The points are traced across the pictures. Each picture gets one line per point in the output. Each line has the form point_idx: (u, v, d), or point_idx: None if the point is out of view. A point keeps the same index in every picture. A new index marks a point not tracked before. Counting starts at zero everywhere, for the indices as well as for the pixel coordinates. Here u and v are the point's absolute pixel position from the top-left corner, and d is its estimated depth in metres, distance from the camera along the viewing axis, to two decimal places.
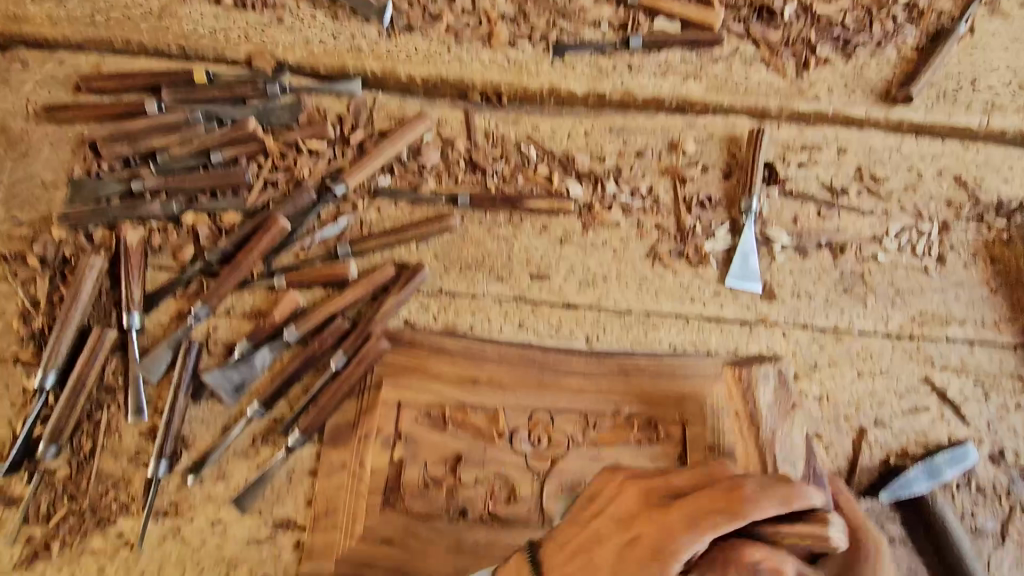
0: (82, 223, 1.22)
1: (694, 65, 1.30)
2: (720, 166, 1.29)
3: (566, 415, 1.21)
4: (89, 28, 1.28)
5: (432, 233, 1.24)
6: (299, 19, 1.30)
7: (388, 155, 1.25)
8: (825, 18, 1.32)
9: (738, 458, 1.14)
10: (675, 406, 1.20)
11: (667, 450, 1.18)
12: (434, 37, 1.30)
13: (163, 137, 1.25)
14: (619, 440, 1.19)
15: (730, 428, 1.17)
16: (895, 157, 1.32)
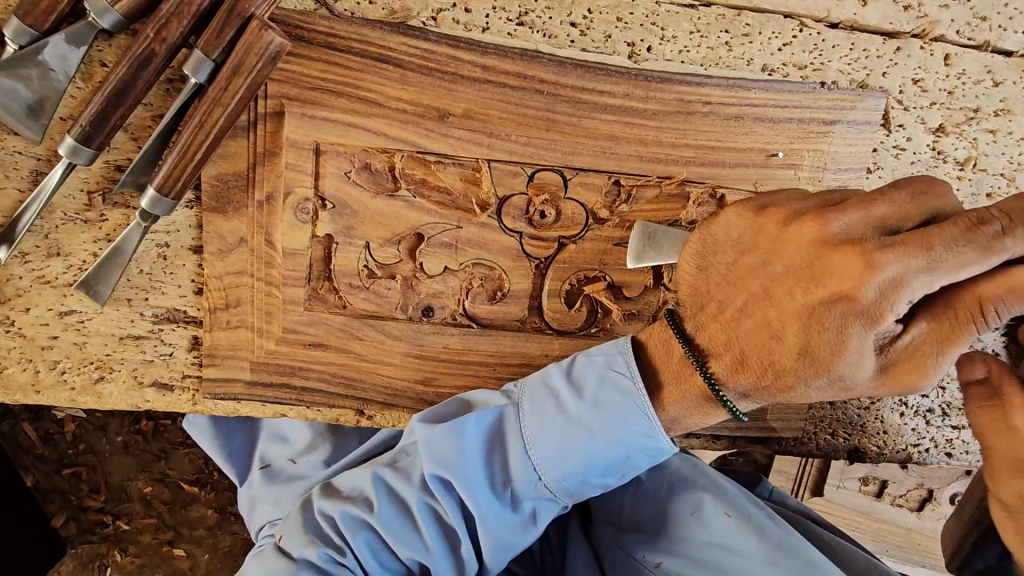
0: (140, 355, 1.09)
1: (830, 161, 1.08)
2: (925, 207, 0.81)
3: (767, 334, 0.87)
4: (0, 89, 0.91)
5: (518, 366, 1.09)
6: (344, 104, 0.96)
7: (510, 251, 1.03)
8: (983, 112, 1.10)
9: (933, 362, 0.82)
10: (953, 258, 0.75)
11: (921, 358, 0.82)
12: (539, 127, 1.00)
13: (198, 233, 1.03)
14: (847, 352, 0.81)
15: (927, 337, 0.82)
16: (1000, 157, 1.13)
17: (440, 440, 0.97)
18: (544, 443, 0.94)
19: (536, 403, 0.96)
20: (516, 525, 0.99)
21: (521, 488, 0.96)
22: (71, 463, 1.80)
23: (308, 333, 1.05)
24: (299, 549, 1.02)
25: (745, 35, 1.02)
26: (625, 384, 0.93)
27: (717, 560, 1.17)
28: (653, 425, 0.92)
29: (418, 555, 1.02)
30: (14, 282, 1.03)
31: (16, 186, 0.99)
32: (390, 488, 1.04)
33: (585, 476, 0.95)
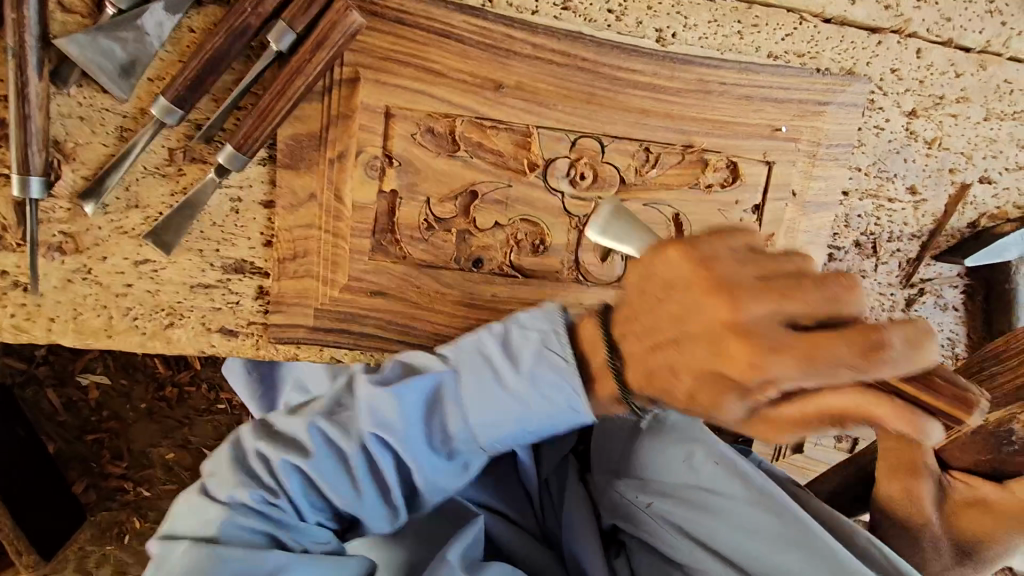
0: (207, 302, 1.17)
1: (821, 135, 1.26)
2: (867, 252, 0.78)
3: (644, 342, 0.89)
4: (98, 48, 0.99)
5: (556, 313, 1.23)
6: (410, 75, 1.08)
7: (554, 210, 1.18)
8: (947, 99, 1.30)
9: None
10: (777, 327, 0.69)
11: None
12: (581, 99, 1.14)
13: (271, 187, 1.13)
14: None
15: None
16: (960, 138, 1.33)
17: (377, 398, 0.99)
18: (471, 412, 0.96)
19: (472, 371, 0.95)
20: (446, 479, 1.04)
21: (431, 443, 0.99)
22: (93, 429, 1.84)
23: (370, 281, 1.16)
24: (228, 491, 1.02)
25: (754, 25, 1.18)
26: (562, 361, 0.91)
27: (702, 501, 1.17)
28: (582, 399, 0.91)
29: (350, 503, 1.04)
30: (94, 232, 1.11)
31: (102, 141, 1.07)
32: (328, 441, 1.04)
33: (503, 439, 0.97)
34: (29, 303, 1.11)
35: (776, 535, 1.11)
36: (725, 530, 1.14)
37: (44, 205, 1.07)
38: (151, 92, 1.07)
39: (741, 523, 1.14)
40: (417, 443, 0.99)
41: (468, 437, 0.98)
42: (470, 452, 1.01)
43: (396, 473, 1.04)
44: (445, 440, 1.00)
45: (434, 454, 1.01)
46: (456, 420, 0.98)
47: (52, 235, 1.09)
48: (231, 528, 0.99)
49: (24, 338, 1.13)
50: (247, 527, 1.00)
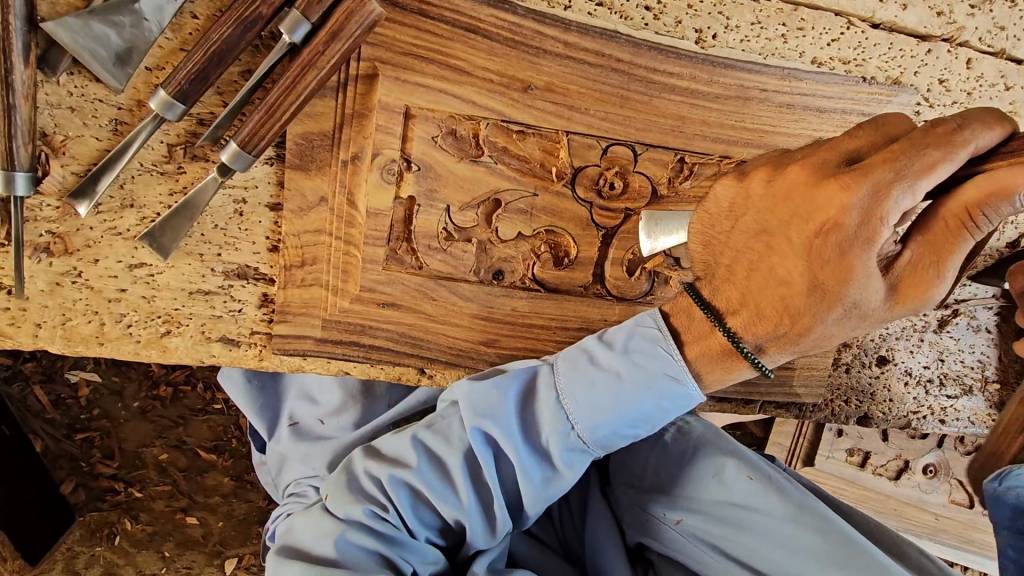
0: (209, 309, 1.10)
1: None
2: (886, 131, 0.84)
3: (775, 285, 0.91)
4: (90, 34, 0.89)
5: (578, 330, 1.16)
6: (434, 72, 0.99)
7: (580, 221, 1.10)
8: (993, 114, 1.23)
9: (935, 275, 0.83)
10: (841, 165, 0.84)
11: (922, 273, 0.84)
12: (614, 103, 1.06)
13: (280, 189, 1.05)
14: (854, 277, 0.84)
15: (922, 252, 0.84)
16: None
17: (482, 396, 1.01)
18: (577, 398, 0.98)
19: (570, 361, 1.01)
20: (554, 482, 1.02)
21: (556, 439, 0.98)
22: (82, 428, 1.76)
23: (384, 292, 1.09)
24: (345, 507, 1.01)
25: (800, 28, 1.10)
26: (653, 335, 0.99)
27: (736, 519, 1.11)
28: (681, 370, 0.96)
29: (458, 515, 1.02)
30: (85, 232, 1.02)
31: (94, 135, 0.98)
32: (431, 451, 1.04)
33: (617, 428, 0.98)
34: (13, 308, 1.03)
35: (815, 556, 1.04)
36: (761, 549, 1.08)
37: (30, 202, 0.99)
38: (149, 83, 0.98)
39: (778, 542, 1.07)
40: (512, 440, 0.99)
41: (562, 428, 0.99)
42: (552, 448, 0.99)
43: (503, 473, 1.03)
44: (549, 436, 1.00)
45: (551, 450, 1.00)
46: (557, 412, 0.99)
47: (39, 235, 1.01)
48: (347, 545, 0.99)
49: (8, 344, 1.05)
50: (361, 545, 0.99)
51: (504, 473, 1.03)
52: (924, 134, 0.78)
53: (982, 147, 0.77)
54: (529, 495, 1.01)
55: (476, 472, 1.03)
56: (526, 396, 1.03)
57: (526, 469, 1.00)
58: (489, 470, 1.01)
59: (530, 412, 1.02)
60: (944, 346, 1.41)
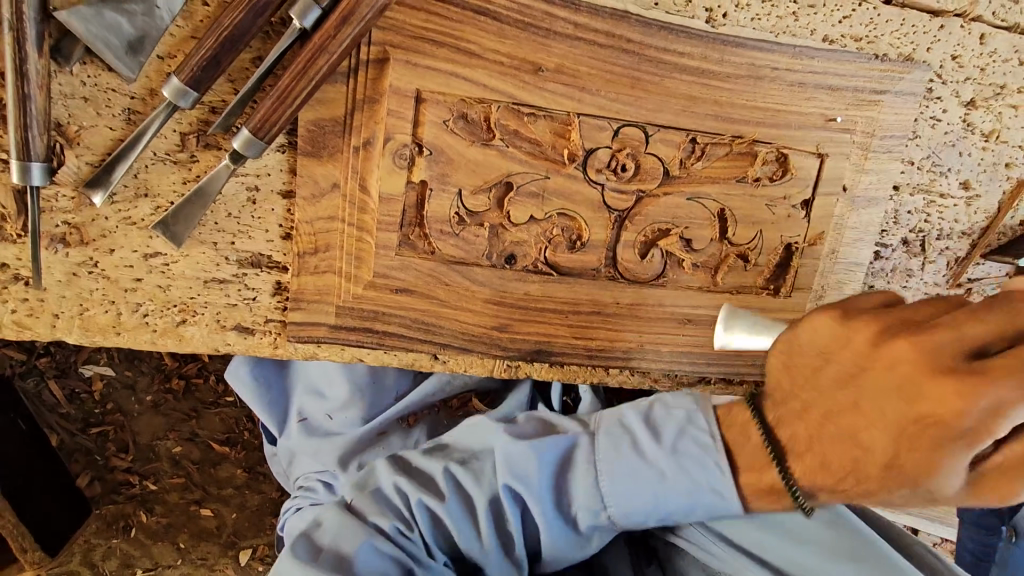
0: (222, 298, 1.10)
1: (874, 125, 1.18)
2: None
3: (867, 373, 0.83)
4: (103, 23, 0.90)
5: (590, 313, 1.17)
6: (444, 56, 0.99)
7: (591, 204, 1.10)
8: (1006, 90, 1.22)
9: (960, 400, 0.74)
10: None
11: (1007, 374, 0.73)
12: (625, 84, 1.06)
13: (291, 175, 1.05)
14: (965, 388, 0.75)
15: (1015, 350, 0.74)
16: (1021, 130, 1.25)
17: (521, 455, 1.01)
18: (618, 487, 0.96)
19: (612, 442, 0.98)
20: (579, 546, 1.02)
21: (586, 517, 0.98)
22: (98, 422, 1.78)
23: (396, 279, 1.09)
24: (373, 517, 1.02)
25: (811, 5, 1.10)
26: (705, 441, 0.94)
27: None
28: (727, 487, 0.92)
29: (479, 555, 1.02)
30: (100, 223, 1.03)
31: (108, 125, 0.99)
32: (463, 491, 1.05)
33: (653, 514, 0.96)
34: (31, 298, 1.04)
35: (825, 547, 1.04)
36: (768, 538, 1.06)
37: (45, 192, 0.99)
38: (161, 71, 0.98)
39: (788, 531, 1.06)
40: (544, 507, 0.99)
41: (595, 506, 0.97)
42: (585, 518, 0.98)
43: (529, 529, 1.03)
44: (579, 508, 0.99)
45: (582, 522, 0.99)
46: (594, 493, 0.97)
47: (55, 225, 1.01)
48: (368, 554, 0.97)
49: (26, 334, 1.06)
50: (381, 552, 0.98)
51: (531, 531, 1.03)
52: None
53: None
54: (551, 556, 1.02)
55: (501, 527, 1.03)
56: (566, 466, 1.01)
57: (551, 536, 0.99)
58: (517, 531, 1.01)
59: (566, 482, 1.00)
60: None
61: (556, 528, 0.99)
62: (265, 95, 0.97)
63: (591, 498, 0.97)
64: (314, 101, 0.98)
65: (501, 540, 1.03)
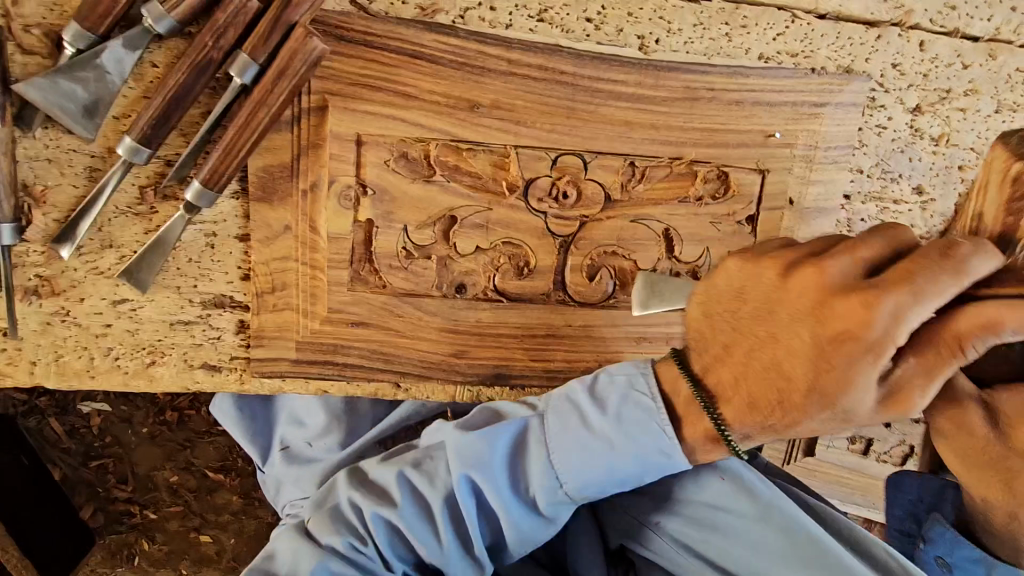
0: (189, 339, 1.15)
1: (818, 138, 1.19)
2: (897, 246, 0.82)
3: (774, 374, 0.87)
4: (59, 91, 0.96)
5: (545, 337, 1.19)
6: (381, 100, 1.04)
7: (536, 231, 1.13)
8: (952, 95, 1.22)
9: (860, 379, 0.81)
10: (844, 278, 0.81)
11: (910, 390, 0.81)
12: (561, 114, 1.09)
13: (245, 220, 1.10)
14: (867, 324, 0.78)
15: (915, 370, 0.81)
16: (972, 133, 1.25)
17: (470, 445, 1.01)
18: (567, 457, 0.98)
19: (561, 420, 0.99)
20: (534, 545, 1.05)
21: (540, 494, 0.99)
22: (97, 455, 1.85)
23: (351, 312, 1.14)
24: (324, 536, 1.04)
25: (743, 25, 1.12)
26: (646, 404, 0.97)
27: (712, 521, 1.11)
28: (672, 444, 0.95)
29: (435, 557, 1.04)
30: (70, 274, 1.09)
31: (71, 183, 1.05)
32: (414, 490, 1.05)
33: (604, 488, 0.99)
34: (9, 348, 1.11)
35: (781, 554, 1.07)
36: (732, 550, 1.09)
37: (17, 249, 1.06)
38: (118, 130, 1.04)
39: (749, 543, 1.09)
40: (495, 487, 1.00)
41: (550, 491, 0.99)
42: (540, 495, 1.00)
43: (489, 527, 1.04)
44: (541, 500, 1.00)
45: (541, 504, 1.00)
46: (549, 481, 0.99)
47: (28, 279, 1.08)
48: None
49: (7, 382, 1.12)
50: None
51: (491, 519, 1.04)
52: (897, 268, 0.77)
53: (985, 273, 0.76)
54: (513, 543, 1.03)
55: (460, 524, 1.04)
56: (513, 447, 1.02)
57: (506, 516, 1.00)
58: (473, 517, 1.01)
59: (520, 468, 1.01)
60: None
61: (512, 521, 1.01)
62: (214, 149, 1.02)
63: (549, 481, 0.99)
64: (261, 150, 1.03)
65: (459, 541, 1.04)
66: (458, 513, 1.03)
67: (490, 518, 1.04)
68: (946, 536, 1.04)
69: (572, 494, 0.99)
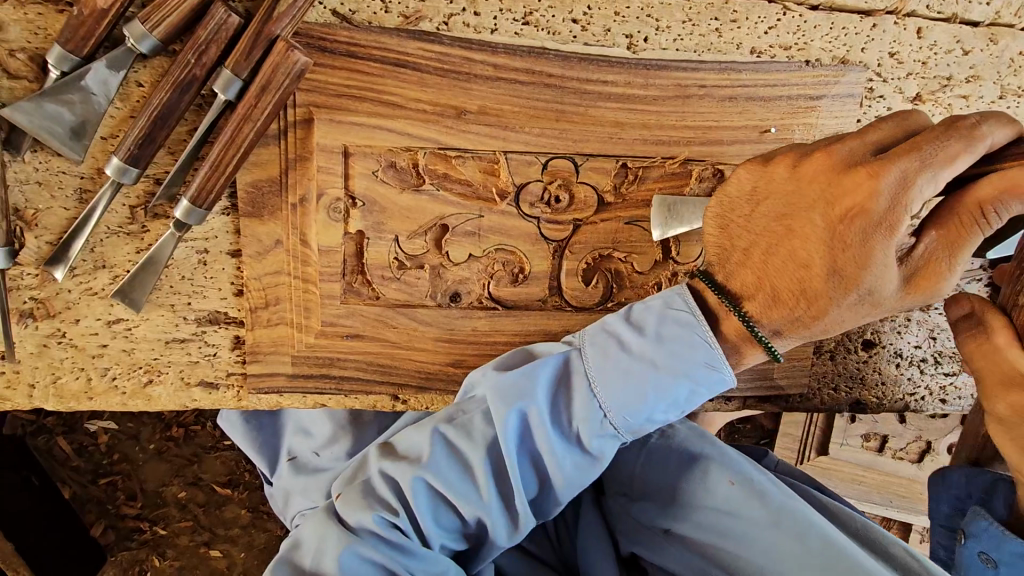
0: (185, 357, 1.15)
1: (816, 131, 1.16)
2: (906, 127, 0.89)
3: (795, 266, 0.92)
4: (45, 114, 0.96)
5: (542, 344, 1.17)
6: (366, 111, 1.03)
7: (529, 238, 1.11)
8: (952, 82, 1.19)
9: (946, 266, 0.87)
10: (859, 153, 0.88)
11: (934, 265, 0.88)
12: (550, 117, 1.07)
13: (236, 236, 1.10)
14: (921, 156, 0.83)
15: (937, 245, 0.87)
16: None
17: (507, 383, 0.95)
18: (609, 383, 0.93)
19: (598, 347, 0.95)
20: (571, 491, 0.98)
21: (587, 427, 0.93)
22: (106, 473, 1.85)
23: (345, 325, 1.13)
24: (356, 515, 0.96)
25: (733, 20, 1.10)
26: (686, 319, 0.95)
27: (721, 525, 1.09)
28: (716, 355, 0.93)
29: (477, 513, 0.96)
30: (64, 295, 1.09)
31: (62, 205, 1.05)
32: (450, 444, 0.98)
33: (651, 413, 0.94)
34: (7, 371, 1.11)
35: (795, 559, 1.03)
36: (745, 555, 1.06)
37: (10, 273, 1.06)
38: (106, 151, 1.04)
39: (761, 547, 1.05)
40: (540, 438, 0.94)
41: (593, 415, 0.93)
42: (584, 427, 0.94)
43: (529, 463, 0.97)
44: (581, 401, 0.94)
45: (583, 433, 0.94)
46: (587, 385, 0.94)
47: (24, 302, 1.08)
48: (351, 561, 0.92)
49: (7, 405, 1.13)
50: (371, 560, 0.93)
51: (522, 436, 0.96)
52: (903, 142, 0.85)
53: (997, 143, 0.84)
54: (555, 477, 0.96)
55: (500, 468, 0.97)
56: (552, 373, 0.97)
57: (554, 470, 0.95)
58: (514, 457, 0.94)
59: (574, 394, 0.95)
60: (934, 324, 1.36)
61: (561, 479, 0.96)
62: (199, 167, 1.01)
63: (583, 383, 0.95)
64: (248, 166, 1.03)
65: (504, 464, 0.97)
66: (500, 464, 0.97)
67: (531, 454, 0.97)
68: (991, 531, 1.03)
69: (619, 396, 0.93)
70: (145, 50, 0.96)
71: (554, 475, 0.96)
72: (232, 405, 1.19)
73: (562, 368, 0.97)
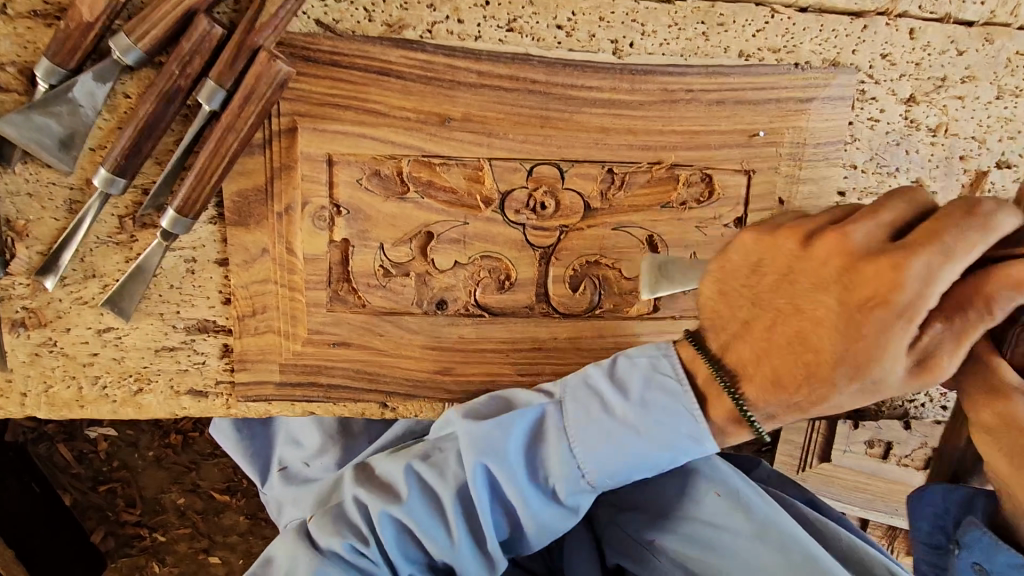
0: (175, 365, 1.16)
1: (807, 134, 1.14)
2: (915, 205, 0.84)
3: (798, 351, 0.87)
4: (34, 126, 0.97)
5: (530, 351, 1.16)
6: (350, 120, 1.03)
7: (515, 245, 1.11)
8: (948, 83, 1.17)
9: (947, 359, 0.83)
10: (870, 246, 0.82)
11: (937, 357, 0.84)
12: (534, 123, 1.07)
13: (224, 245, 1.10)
14: (940, 260, 0.77)
15: (943, 335, 0.83)
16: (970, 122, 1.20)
17: (483, 433, 0.95)
18: (586, 446, 0.93)
19: (580, 403, 0.94)
20: (541, 535, 0.99)
21: (561, 483, 0.93)
22: (106, 479, 1.87)
23: (331, 333, 1.13)
24: (324, 538, 0.99)
25: (720, 24, 1.08)
26: (672, 385, 0.93)
27: (708, 539, 1.06)
28: (700, 428, 0.91)
29: (446, 553, 0.98)
30: (55, 304, 1.10)
31: (52, 216, 1.07)
32: (422, 484, 0.99)
33: (629, 474, 0.94)
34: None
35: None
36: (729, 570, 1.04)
37: (2, 282, 1.08)
38: (95, 161, 1.06)
39: (748, 564, 1.03)
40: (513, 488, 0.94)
41: (569, 471, 0.93)
42: (558, 478, 0.94)
43: (500, 513, 0.98)
44: (561, 470, 0.94)
45: (558, 487, 0.94)
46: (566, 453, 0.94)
47: (15, 311, 1.09)
48: None
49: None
50: None
51: (496, 485, 0.97)
52: (921, 229, 0.79)
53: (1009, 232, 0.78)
54: (528, 524, 0.97)
55: (471, 512, 0.98)
56: (532, 426, 0.97)
57: (526, 517, 0.96)
58: (485, 509, 0.95)
59: (549, 446, 0.95)
60: None
61: (528, 524, 0.97)
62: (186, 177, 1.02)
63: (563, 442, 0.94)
64: (234, 175, 1.04)
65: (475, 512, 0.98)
66: (470, 510, 0.98)
67: (504, 504, 0.97)
68: (983, 541, 0.95)
69: (596, 455, 0.92)
70: (131, 61, 0.97)
71: (526, 522, 0.96)
72: (222, 413, 1.19)
73: (543, 422, 0.97)
